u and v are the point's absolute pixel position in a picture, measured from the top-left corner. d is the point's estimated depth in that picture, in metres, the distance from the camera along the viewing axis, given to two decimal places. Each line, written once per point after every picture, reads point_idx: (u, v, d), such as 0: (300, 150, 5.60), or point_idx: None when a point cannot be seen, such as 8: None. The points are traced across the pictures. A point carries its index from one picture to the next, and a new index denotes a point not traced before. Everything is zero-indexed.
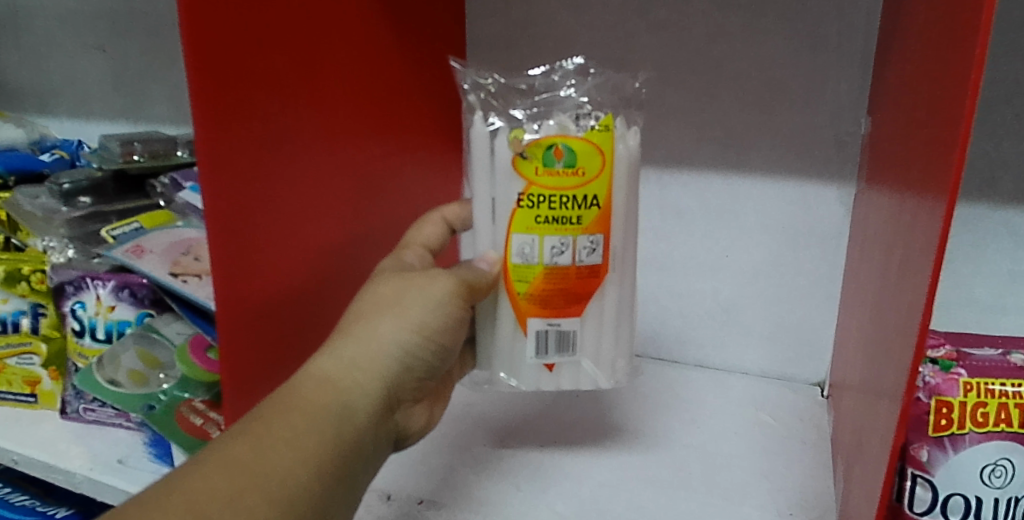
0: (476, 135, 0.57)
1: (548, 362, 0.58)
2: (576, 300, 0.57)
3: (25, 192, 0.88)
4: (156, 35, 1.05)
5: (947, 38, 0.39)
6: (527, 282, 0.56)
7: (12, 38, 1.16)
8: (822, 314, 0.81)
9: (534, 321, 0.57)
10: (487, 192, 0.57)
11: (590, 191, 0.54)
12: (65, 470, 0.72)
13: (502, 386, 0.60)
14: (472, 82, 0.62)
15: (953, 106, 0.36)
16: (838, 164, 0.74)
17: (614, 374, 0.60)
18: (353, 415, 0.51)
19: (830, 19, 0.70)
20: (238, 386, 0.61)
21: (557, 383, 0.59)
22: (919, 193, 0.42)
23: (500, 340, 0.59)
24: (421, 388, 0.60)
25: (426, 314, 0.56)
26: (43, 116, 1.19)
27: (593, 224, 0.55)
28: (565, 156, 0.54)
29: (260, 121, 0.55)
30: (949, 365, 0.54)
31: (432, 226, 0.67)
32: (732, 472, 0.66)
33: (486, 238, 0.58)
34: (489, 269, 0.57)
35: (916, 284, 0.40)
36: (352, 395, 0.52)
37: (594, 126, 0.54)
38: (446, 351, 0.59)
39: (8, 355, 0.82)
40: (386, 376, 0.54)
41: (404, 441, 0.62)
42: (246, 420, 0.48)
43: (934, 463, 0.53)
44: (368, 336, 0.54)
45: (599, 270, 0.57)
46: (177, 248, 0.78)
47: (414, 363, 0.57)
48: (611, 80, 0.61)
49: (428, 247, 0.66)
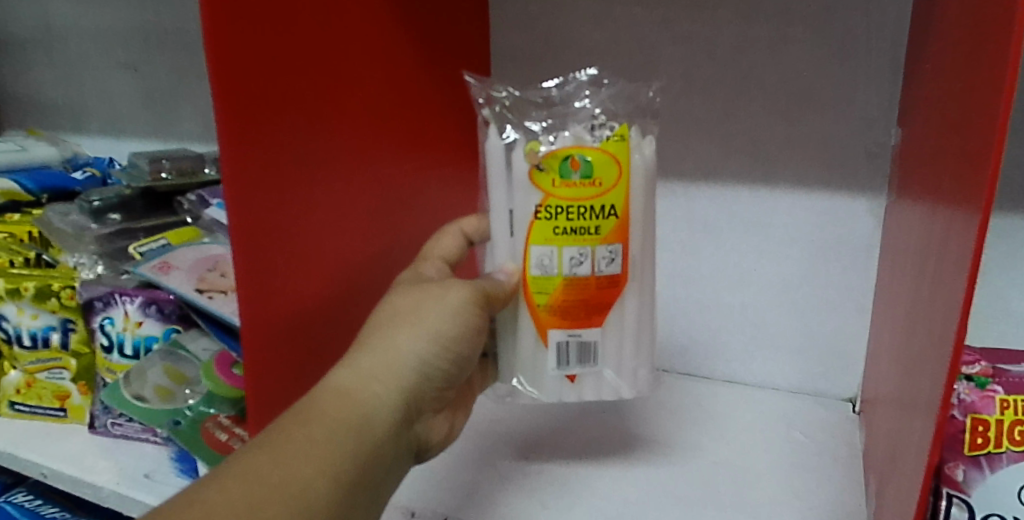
0: (491, 147, 0.56)
1: (570, 373, 0.58)
2: (597, 310, 0.57)
3: (57, 210, 0.92)
4: (185, 54, 1.07)
5: (980, 45, 0.38)
6: (547, 293, 0.56)
7: (47, 58, 1.19)
8: (853, 328, 0.79)
9: (555, 333, 0.57)
10: (505, 203, 0.57)
11: (607, 201, 0.54)
12: (93, 484, 0.73)
13: (523, 396, 0.60)
14: (487, 96, 0.63)
15: (988, 111, 0.35)
16: (868, 175, 0.73)
17: (637, 383, 0.59)
18: (373, 426, 0.51)
19: (857, 27, 0.69)
20: (262, 395, 0.61)
21: (579, 395, 0.59)
22: (952, 202, 0.41)
23: (521, 351, 0.59)
24: (441, 397, 0.60)
25: (444, 322, 0.56)
26: (76, 134, 1.22)
27: (611, 234, 0.55)
28: (581, 167, 0.53)
29: (285, 134, 0.55)
30: (984, 382, 0.53)
31: (449, 238, 0.67)
32: (761, 487, 0.65)
33: (504, 250, 0.58)
34: (507, 279, 0.57)
35: (951, 296, 0.39)
36: (371, 405, 0.52)
37: (610, 136, 0.54)
38: (467, 360, 0.59)
39: (39, 370, 0.84)
40: (407, 386, 0.55)
41: (426, 453, 0.62)
42: (268, 431, 0.48)
43: (971, 484, 0.51)
44: (388, 347, 0.55)
45: (619, 280, 0.56)
46: (204, 264, 0.78)
47: (433, 372, 0.57)
48: (624, 90, 0.61)
49: (447, 259, 0.67)
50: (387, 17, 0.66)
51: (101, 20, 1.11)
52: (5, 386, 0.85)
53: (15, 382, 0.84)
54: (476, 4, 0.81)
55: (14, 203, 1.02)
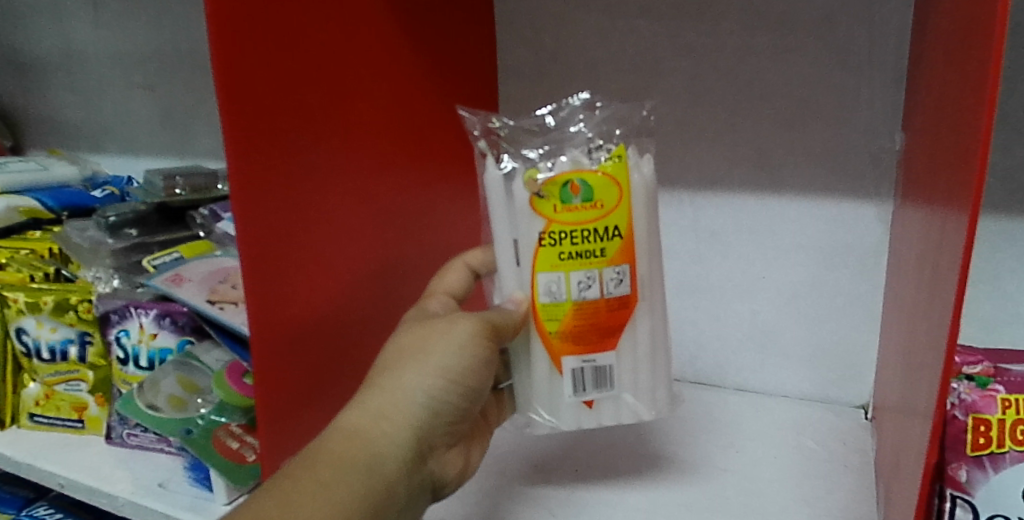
0: (490, 179, 0.57)
1: (587, 399, 0.58)
2: (610, 333, 0.57)
3: (76, 227, 0.94)
4: (198, 74, 1.09)
5: (968, 50, 0.39)
6: (557, 320, 0.56)
7: (68, 80, 1.22)
8: (864, 336, 0.78)
9: (569, 360, 0.57)
10: (509, 233, 0.57)
11: (610, 222, 0.55)
12: (108, 493, 0.74)
13: (541, 426, 0.60)
14: (483, 128, 0.64)
15: (973, 116, 0.36)
16: (874, 181, 0.73)
17: (655, 405, 0.60)
18: (382, 465, 0.53)
19: (860, 34, 0.69)
20: (276, 422, 0.61)
21: (598, 419, 0.59)
22: (946, 204, 0.42)
23: (537, 381, 0.59)
24: (454, 432, 0.61)
25: (450, 357, 0.57)
26: (96, 154, 1.25)
27: (617, 255, 0.55)
28: (582, 191, 0.54)
29: (289, 154, 0.57)
30: (986, 382, 0.53)
31: (456, 274, 0.69)
32: (768, 495, 0.65)
33: (511, 280, 0.59)
34: (516, 308, 0.57)
35: (945, 297, 0.39)
36: (382, 443, 0.53)
37: (608, 158, 0.55)
38: (476, 393, 0.60)
39: (58, 382, 0.86)
40: (415, 422, 0.56)
41: (442, 490, 0.62)
42: (277, 475, 0.50)
43: (975, 484, 0.50)
44: (395, 385, 0.55)
45: (629, 300, 0.57)
46: (215, 277, 0.80)
47: (444, 406, 0.58)
48: (618, 112, 0.63)
49: (452, 293, 0.68)
50: (388, 31, 0.67)
51: (120, 42, 1.14)
52: (25, 398, 0.87)
53: (35, 394, 0.87)
54: (482, 24, 0.82)
55: (35, 220, 1.04)
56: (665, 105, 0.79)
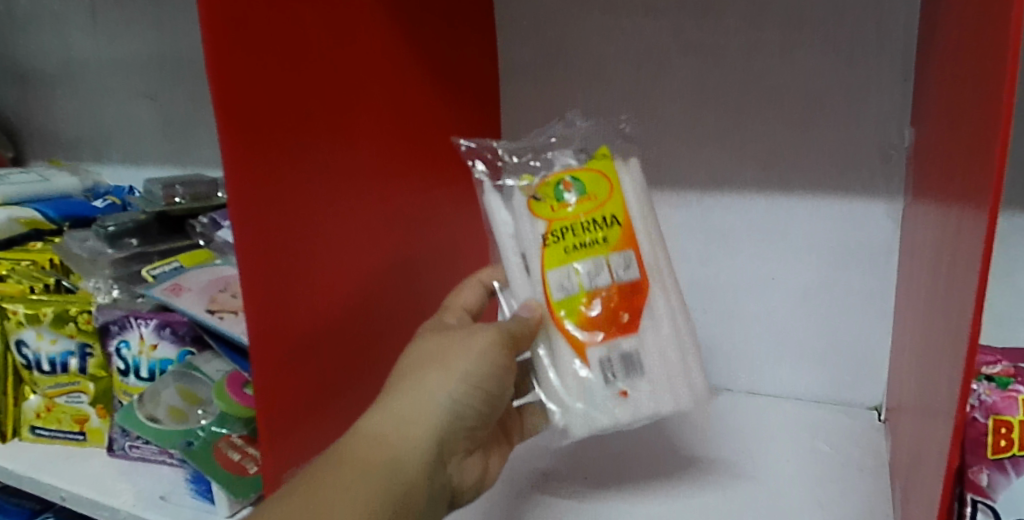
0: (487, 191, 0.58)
1: (621, 388, 0.55)
2: (630, 316, 0.55)
3: (76, 237, 0.93)
4: (199, 81, 1.09)
5: (984, 38, 0.37)
6: (574, 314, 0.55)
7: (70, 90, 1.22)
8: (877, 335, 0.77)
9: (593, 349, 0.55)
10: (513, 242, 0.57)
11: (607, 211, 0.56)
12: (110, 506, 0.73)
13: (581, 430, 0.56)
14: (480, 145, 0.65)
15: (991, 106, 0.34)
16: (883, 177, 0.71)
17: (695, 389, 0.56)
18: (402, 469, 0.52)
19: (868, 28, 0.68)
20: (280, 431, 0.60)
21: (641, 411, 0.55)
22: (963, 199, 0.40)
23: (565, 379, 0.56)
24: (473, 439, 0.60)
25: (471, 364, 0.55)
26: (98, 164, 1.25)
27: (620, 241, 0.56)
28: (574, 186, 0.56)
29: (286, 159, 0.55)
30: (1006, 382, 0.53)
31: (471, 289, 0.67)
32: (783, 500, 0.64)
33: (523, 285, 0.57)
34: (530, 315, 0.56)
35: (965, 293, 0.37)
36: (403, 447, 0.52)
37: (593, 156, 0.57)
38: (497, 399, 0.58)
39: (59, 394, 0.85)
40: (438, 430, 0.54)
41: (458, 498, 0.61)
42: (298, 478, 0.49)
43: (996, 488, 0.49)
44: (417, 391, 0.54)
45: (642, 284, 0.56)
46: (215, 285, 0.79)
47: (466, 413, 0.56)
48: (597, 127, 0.66)
49: (468, 309, 0.66)
50: (387, 34, 0.66)
51: (122, 51, 1.14)
52: (26, 411, 0.87)
53: (36, 407, 0.86)
54: (483, 25, 0.81)
55: (36, 231, 1.02)
56: (670, 104, 0.78)
